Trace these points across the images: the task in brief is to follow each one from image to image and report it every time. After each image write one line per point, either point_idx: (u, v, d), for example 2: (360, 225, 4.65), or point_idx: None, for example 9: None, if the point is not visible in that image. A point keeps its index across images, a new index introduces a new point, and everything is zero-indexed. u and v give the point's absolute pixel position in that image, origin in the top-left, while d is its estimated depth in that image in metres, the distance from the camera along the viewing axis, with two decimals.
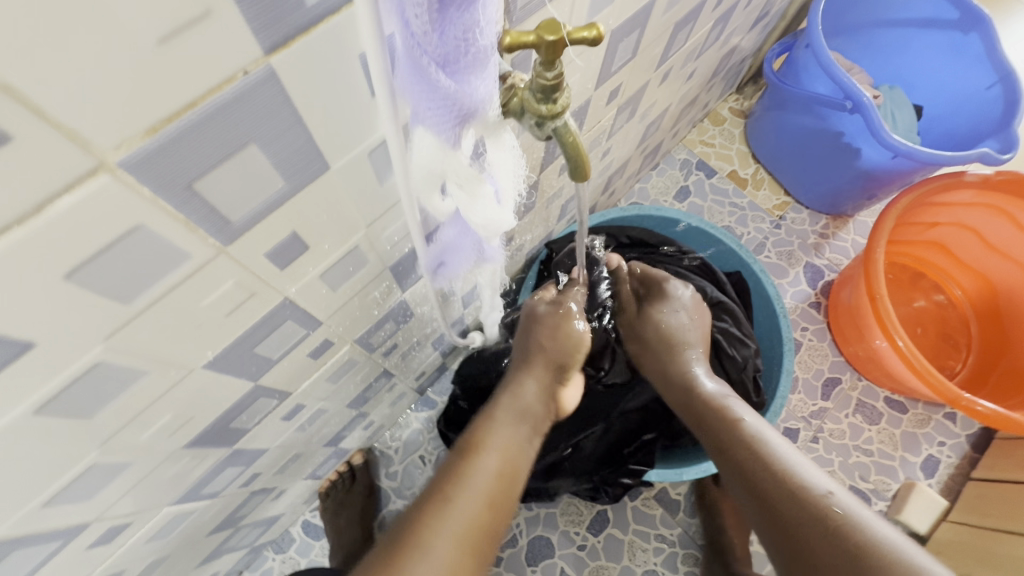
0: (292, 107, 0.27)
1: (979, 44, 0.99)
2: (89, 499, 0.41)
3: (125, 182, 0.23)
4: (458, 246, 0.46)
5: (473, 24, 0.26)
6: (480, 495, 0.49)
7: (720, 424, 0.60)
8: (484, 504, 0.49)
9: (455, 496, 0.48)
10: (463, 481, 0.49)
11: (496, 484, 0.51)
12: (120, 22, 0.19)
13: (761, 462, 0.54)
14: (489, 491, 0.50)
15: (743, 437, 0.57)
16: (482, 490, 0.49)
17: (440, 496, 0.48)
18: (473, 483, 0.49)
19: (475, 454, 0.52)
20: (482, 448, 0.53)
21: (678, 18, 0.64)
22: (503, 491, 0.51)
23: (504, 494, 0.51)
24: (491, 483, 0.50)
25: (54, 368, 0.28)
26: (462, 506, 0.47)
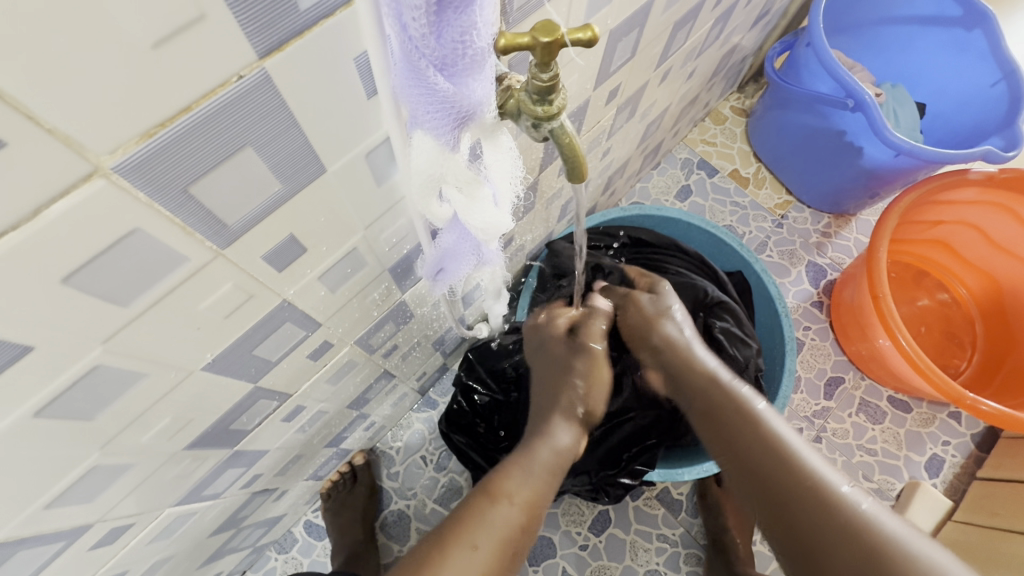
0: (287, 110, 0.27)
1: (982, 41, 0.98)
2: (91, 501, 0.41)
3: (120, 186, 0.23)
4: (457, 251, 0.46)
5: (470, 26, 0.25)
6: (502, 547, 0.49)
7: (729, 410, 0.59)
8: (501, 556, 0.49)
9: (479, 546, 0.48)
10: (487, 532, 0.49)
11: (518, 536, 0.51)
12: (115, 27, 0.19)
13: (765, 450, 0.54)
14: (507, 538, 0.50)
15: (750, 428, 0.56)
16: (504, 542, 0.49)
17: (462, 542, 0.47)
18: (492, 532, 0.49)
19: (501, 501, 0.52)
20: (510, 497, 0.53)
21: (677, 18, 0.64)
22: (522, 544, 0.51)
23: (519, 545, 0.51)
24: (514, 536, 0.50)
25: (54, 371, 0.29)
26: (481, 557, 0.47)
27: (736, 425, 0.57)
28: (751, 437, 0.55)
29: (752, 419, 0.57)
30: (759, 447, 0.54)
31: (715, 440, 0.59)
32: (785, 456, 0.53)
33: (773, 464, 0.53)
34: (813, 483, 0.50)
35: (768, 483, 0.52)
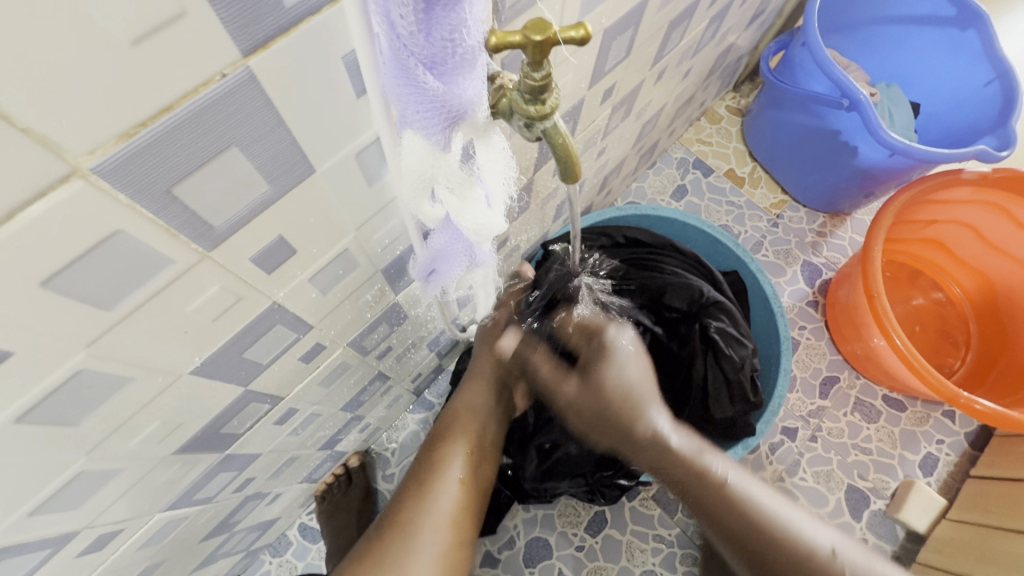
0: (274, 109, 0.26)
1: (977, 41, 0.98)
2: (77, 507, 0.41)
3: (99, 187, 0.22)
4: (449, 252, 0.46)
5: (459, 23, 0.25)
6: (455, 479, 0.58)
7: (702, 490, 0.56)
8: (459, 485, 0.58)
9: (433, 483, 0.57)
10: (438, 470, 0.58)
11: (468, 467, 0.60)
12: (90, 24, 0.18)
13: (752, 530, 0.53)
14: (461, 477, 0.59)
15: (732, 511, 0.54)
16: (457, 474, 0.59)
17: (418, 484, 0.57)
18: (447, 473, 0.58)
19: (443, 444, 0.61)
20: (448, 438, 0.62)
21: (672, 17, 0.64)
22: (472, 474, 0.60)
23: (473, 482, 0.60)
24: (463, 468, 0.60)
25: (35, 377, 0.28)
26: (441, 491, 0.56)
27: (712, 503, 0.56)
28: (730, 512, 0.54)
29: (723, 491, 0.55)
30: (740, 522, 0.53)
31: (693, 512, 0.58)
32: (765, 525, 0.53)
33: (758, 539, 0.52)
34: (799, 552, 0.51)
35: (755, 554, 0.53)
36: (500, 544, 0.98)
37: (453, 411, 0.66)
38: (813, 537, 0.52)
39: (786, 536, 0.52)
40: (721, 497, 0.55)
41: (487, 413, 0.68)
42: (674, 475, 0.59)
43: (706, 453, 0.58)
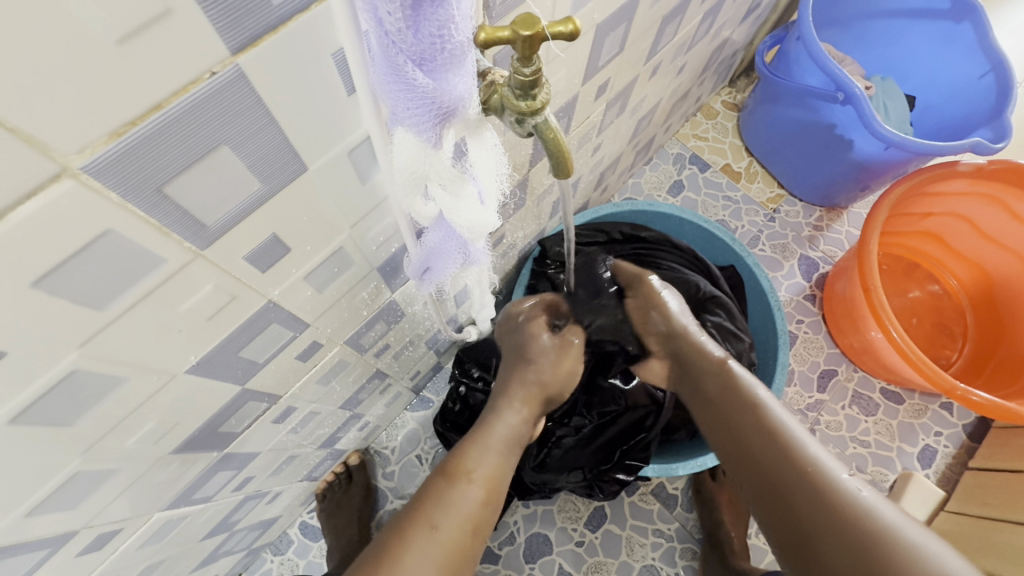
0: (264, 107, 0.26)
1: (971, 33, 0.98)
2: (75, 507, 0.41)
3: (89, 187, 0.23)
4: (443, 251, 0.46)
5: (447, 19, 0.25)
6: (465, 523, 0.50)
7: (731, 400, 0.58)
8: (466, 531, 0.49)
9: (439, 524, 0.48)
10: (449, 508, 0.50)
11: (482, 511, 0.51)
12: (77, 26, 0.18)
13: (770, 440, 0.53)
14: (472, 517, 0.50)
15: (755, 417, 0.55)
16: (466, 517, 0.50)
17: (423, 521, 0.48)
18: (457, 512, 0.50)
19: (460, 479, 0.52)
20: (468, 474, 0.53)
21: (665, 12, 0.64)
22: (484, 517, 0.52)
23: (484, 530, 0.51)
24: (475, 512, 0.51)
25: (28, 377, 0.28)
26: (445, 534, 0.48)
27: (735, 409, 0.57)
28: (753, 422, 0.55)
29: (752, 404, 0.56)
30: (761, 437, 0.54)
31: (715, 427, 0.59)
32: (783, 440, 0.53)
33: (772, 451, 0.52)
34: (812, 470, 0.49)
35: (765, 466, 0.52)
36: (501, 540, 0.99)
37: (476, 444, 0.56)
38: (830, 461, 0.50)
39: (803, 455, 0.51)
40: (749, 410, 0.56)
41: (510, 452, 0.58)
42: (711, 387, 0.61)
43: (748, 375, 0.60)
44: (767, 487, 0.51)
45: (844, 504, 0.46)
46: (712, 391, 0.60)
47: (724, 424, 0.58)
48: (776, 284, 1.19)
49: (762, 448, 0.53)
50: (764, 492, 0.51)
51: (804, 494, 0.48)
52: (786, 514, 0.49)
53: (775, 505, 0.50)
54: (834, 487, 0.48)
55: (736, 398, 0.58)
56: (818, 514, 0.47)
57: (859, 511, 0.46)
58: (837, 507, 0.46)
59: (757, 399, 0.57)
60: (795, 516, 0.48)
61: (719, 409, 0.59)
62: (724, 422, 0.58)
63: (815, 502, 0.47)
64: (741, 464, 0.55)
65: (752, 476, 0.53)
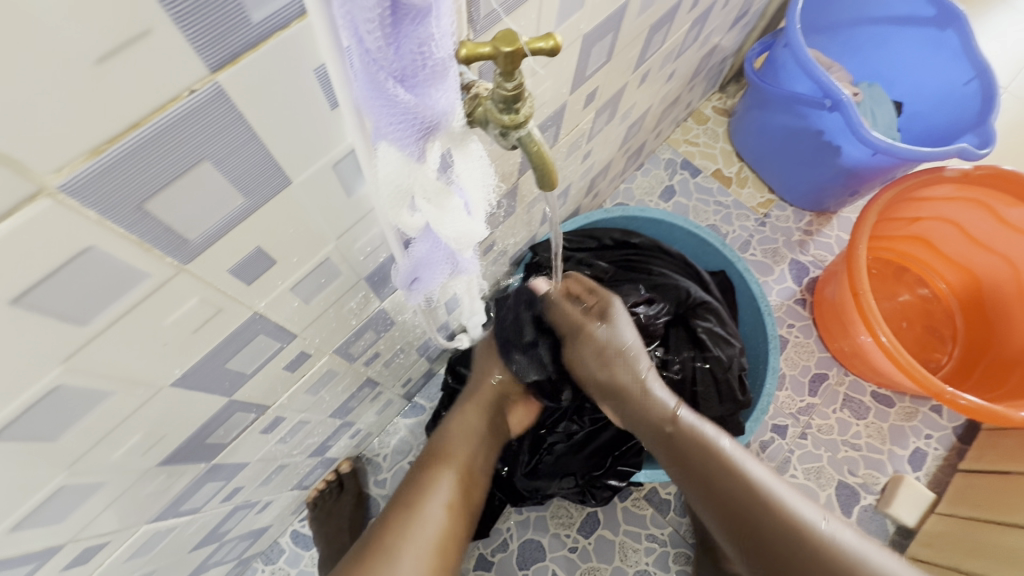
0: (245, 122, 0.26)
1: (955, 40, 1.00)
2: (59, 521, 0.40)
3: (68, 206, 0.23)
4: (431, 260, 0.46)
5: (427, 37, 0.25)
6: (442, 501, 0.57)
7: (692, 453, 0.58)
8: (444, 509, 0.57)
9: (418, 506, 0.55)
10: (426, 491, 0.57)
11: (456, 491, 0.59)
12: (52, 45, 0.18)
13: (738, 493, 0.53)
14: (449, 498, 0.58)
15: (720, 471, 0.55)
16: (444, 498, 0.57)
17: (402, 506, 0.55)
18: (435, 494, 0.57)
19: (433, 466, 0.60)
20: (441, 459, 0.61)
21: (653, 21, 0.64)
22: (461, 497, 0.59)
23: (465, 509, 0.59)
24: (451, 493, 0.58)
25: (10, 393, 0.28)
26: (424, 512, 0.55)
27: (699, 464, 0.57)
28: (726, 479, 0.54)
29: (716, 456, 0.56)
30: (738, 494, 0.53)
31: (692, 486, 0.58)
32: (759, 495, 0.52)
33: (746, 503, 0.53)
34: (792, 522, 0.50)
35: (749, 524, 0.52)
36: (494, 547, 0.99)
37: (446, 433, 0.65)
38: (806, 509, 0.51)
39: (780, 507, 0.51)
40: (718, 467, 0.55)
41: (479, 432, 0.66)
42: (676, 441, 0.60)
43: (706, 427, 0.59)
44: (757, 547, 0.51)
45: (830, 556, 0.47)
46: (678, 447, 0.59)
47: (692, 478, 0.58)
48: (767, 288, 1.19)
49: (735, 501, 0.53)
50: (755, 554, 0.51)
51: (794, 552, 0.49)
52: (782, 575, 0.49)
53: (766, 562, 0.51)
54: (818, 539, 0.48)
55: (705, 454, 0.57)
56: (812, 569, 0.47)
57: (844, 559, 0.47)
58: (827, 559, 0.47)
59: (724, 453, 0.56)
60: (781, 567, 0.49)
61: (690, 467, 0.58)
62: (698, 482, 0.57)
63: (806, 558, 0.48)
64: (723, 522, 0.54)
65: (732, 528, 0.54)
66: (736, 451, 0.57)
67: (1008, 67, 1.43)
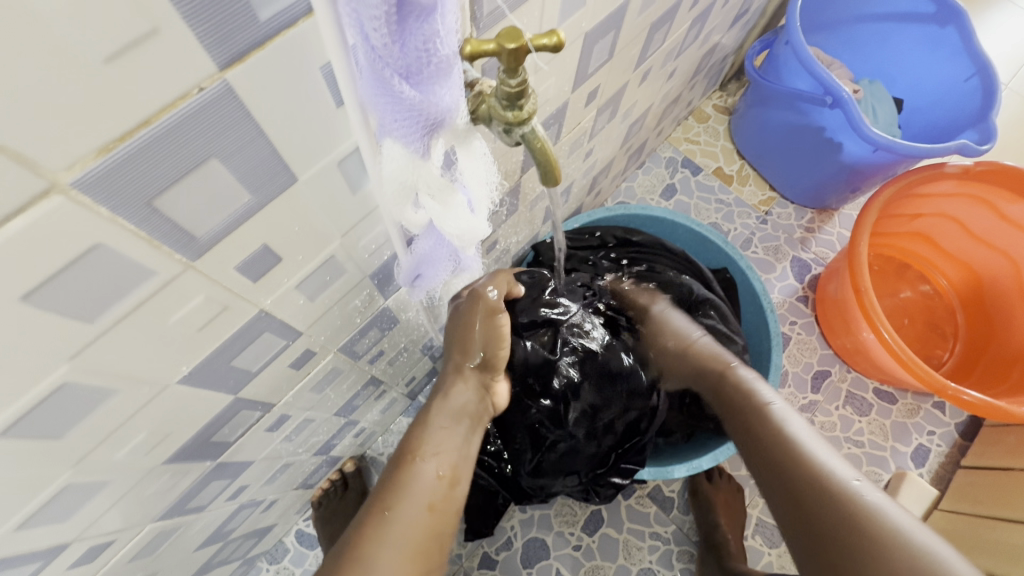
0: (253, 121, 0.27)
1: (955, 37, 1.00)
2: (66, 519, 0.41)
3: (79, 203, 0.23)
4: (434, 257, 0.47)
5: (433, 34, 0.25)
6: (421, 502, 0.51)
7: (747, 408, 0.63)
8: (425, 510, 0.50)
9: (394, 508, 0.49)
10: (404, 492, 0.51)
11: (438, 488, 0.52)
12: (63, 43, 0.19)
13: (780, 438, 0.58)
14: (430, 496, 0.52)
15: (764, 422, 0.60)
16: (424, 497, 0.51)
17: (378, 508, 0.49)
18: (413, 495, 0.51)
19: (410, 462, 0.53)
20: (417, 454, 0.54)
21: (654, 19, 0.65)
22: (444, 495, 0.53)
23: (446, 505, 0.52)
24: (432, 492, 0.52)
25: (19, 390, 0.28)
26: (402, 516, 0.49)
27: (749, 411, 0.63)
28: (767, 428, 0.59)
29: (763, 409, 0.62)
30: (774, 440, 0.58)
31: (738, 433, 0.63)
32: (792, 441, 0.57)
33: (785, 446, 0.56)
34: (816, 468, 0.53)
35: (776, 464, 0.56)
36: (498, 545, 0.99)
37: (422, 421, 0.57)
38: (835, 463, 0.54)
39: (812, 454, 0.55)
40: (760, 418, 0.61)
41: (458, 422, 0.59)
42: (727, 392, 0.67)
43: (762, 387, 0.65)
44: (783, 485, 0.54)
45: (848, 502, 0.49)
46: (731, 396, 0.66)
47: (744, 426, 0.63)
48: (769, 286, 1.20)
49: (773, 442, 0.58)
50: (778, 485, 0.55)
51: (815, 492, 0.51)
52: (797, 502, 0.52)
53: (783, 493, 0.54)
54: (840, 487, 0.51)
55: (752, 407, 0.63)
56: (828, 510, 0.50)
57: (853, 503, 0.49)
58: (844, 506, 0.49)
59: (768, 409, 0.61)
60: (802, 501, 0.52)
61: (740, 419, 0.64)
62: (744, 428, 0.62)
63: (824, 501, 0.50)
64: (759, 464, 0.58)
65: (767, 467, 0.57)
66: (783, 410, 0.61)
67: (1009, 64, 1.43)
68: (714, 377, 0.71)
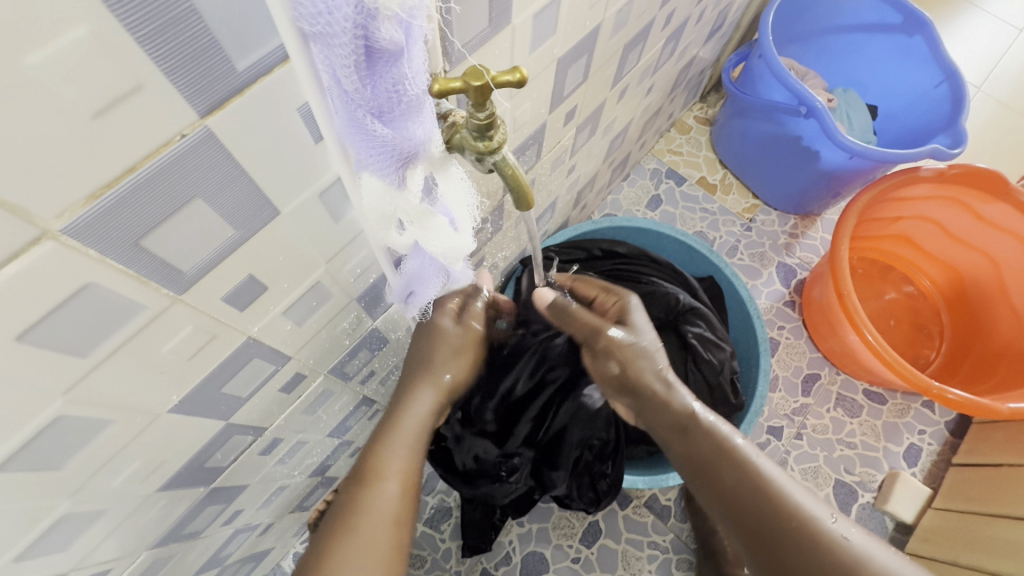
0: (235, 162, 0.28)
1: (923, 46, 1.03)
2: (64, 550, 0.41)
3: (69, 247, 0.24)
4: (422, 276, 0.49)
5: (401, 76, 0.27)
6: (385, 517, 0.53)
7: (709, 454, 0.56)
8: (389, 525, 0.53)
9: (359, 527, 0.52)
10: (367, 511, 0.53)
11: (401, 503, 0.55)
12: (53, 102, 0.20)
13: (749, 485, 0.53)
14: (393, 511, 0.54)
15: (732, 467, 0.54)
16: (386, 513, 0.53)
17: (343, 525, 0.52)
18: (376, 510, 0.53)
19: (374, 480, 0.55)
20: (380, 473, 0.55)
21: (626, 40, 0.67)
22: (404, 508, 0.55)
23: (406, 511, 0.55)
24: (395, 505, 0.54)
25: (15, 425, 0.29)
26: (367, 533, 0.52)
27: (713, 460, 0.56)
28: (737, 475, 0.54)
29: (731, 456, 0.55)
30: (748, 492, 0.53)
31: (695, 477, 0.57)
32: (773, 495, 0.52)
33: (756, 497, 0.52)
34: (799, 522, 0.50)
35: (758, 528, 0.51)
36: (496, 561, 0.99)
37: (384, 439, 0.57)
38: (815, 509, 0.51)
39: (786, 497, 0.51)
40: (727, 460, 0.55)
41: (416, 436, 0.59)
42: (689, 448, 0.58)
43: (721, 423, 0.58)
44: (760, 538, 0.51)
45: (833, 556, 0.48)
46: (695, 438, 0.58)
47: (702, 475, 0.56)
48: (756, 292, 1.21)
49: (748, 500, 0.52)
50: (757, 545, 0.51)
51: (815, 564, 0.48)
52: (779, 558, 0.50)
53: (768, 559, 0.50)
54: (823, 538, 0.49)
55: (714, 451, 0.56)
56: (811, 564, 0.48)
57: (851, 562, 0.47)
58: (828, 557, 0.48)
59: (737, 449, 0.55)
60: (786, 560, 0.49)
61: (699, 465, 0.57)
62: (712, 487, 0.55)
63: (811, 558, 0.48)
64: (739, 535, 0.53)
65: (741, 522, 0.53)
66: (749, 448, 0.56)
67: (978, 69, 1.47)
68: (671, 419, 0.59)
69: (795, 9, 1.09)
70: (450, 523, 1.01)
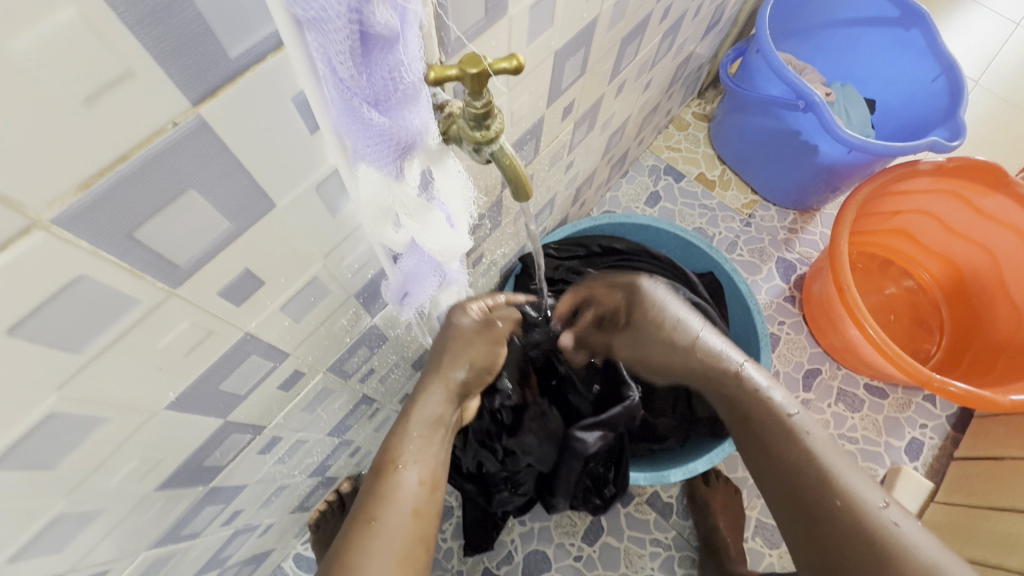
0: (229, 152, 0.28)
1: (921, 39, 1.03)
2: (60, 550, 0.41)
3: (61, 238, 0.24)
4: (419, 275, 0.48)
5: (397, 63, 0.27)
6: (405, 508, 0.49)
7: (763, 422, 0.56)
8: (411, 517, 0.49)
9: (378, 517, 0.48)
10: (385, 501, 0.49)
11: (421, 495, 0.51)
12: (39, 89, 0.20)
13: (798, 455, 0.53)
14: (413, 501, 0.50)
15: (784, 437, 0.54)
16: (407, 503, 0.50)
17: (362, 518, 0.48)
18: (398, 500, 0.49)
19: (390, 469, 0.51)
20: (396, 462, 0.52)
21: (623, 34, 0.67)
22: (426, 501, 0.51)
23: (432, 507, 0.51)
24: (417, 496, 0.50)
25: (7, 423, 0.29)
26: (388, 523, 0.48)
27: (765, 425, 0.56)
28: (786, 444, 0.54)
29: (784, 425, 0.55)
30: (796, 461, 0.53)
31: (743, 437, 0.58)
32: (822, 469, 0.52)
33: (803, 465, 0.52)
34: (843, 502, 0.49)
35: (799, 497, 0.52)
36: (498, 560, 0.99)
37: (400, 428, 0.55)
38: (866, 491, 0.50)
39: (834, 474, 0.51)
40: (779, 429, 0.55)
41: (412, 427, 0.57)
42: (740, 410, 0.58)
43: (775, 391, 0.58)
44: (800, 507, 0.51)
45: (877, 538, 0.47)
46: (748, 413, 0.58)
47: (751, 438, 0.57)
48: (756, 287, 1.21)
49: (795, 467, 0.53)
50: (796, 509, 0.52)
51: (852, 538, 0.48)
52: (818, 529, 0.50)
53: (806, 528, 0.51)
54: (867, 518, 0.48)
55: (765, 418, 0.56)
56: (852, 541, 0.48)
57: (896, 547, 0.46)
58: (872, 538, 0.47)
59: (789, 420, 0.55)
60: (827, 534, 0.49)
61: (751, 429, 0.57)
62: (759, 449, 0.56)
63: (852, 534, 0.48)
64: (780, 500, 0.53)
65: (784, 488, 0.53)
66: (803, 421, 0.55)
67: (975, 62, 1.47)
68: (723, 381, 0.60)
69: (793, 4, 1.08)
70: (452, 523, 1.01)
